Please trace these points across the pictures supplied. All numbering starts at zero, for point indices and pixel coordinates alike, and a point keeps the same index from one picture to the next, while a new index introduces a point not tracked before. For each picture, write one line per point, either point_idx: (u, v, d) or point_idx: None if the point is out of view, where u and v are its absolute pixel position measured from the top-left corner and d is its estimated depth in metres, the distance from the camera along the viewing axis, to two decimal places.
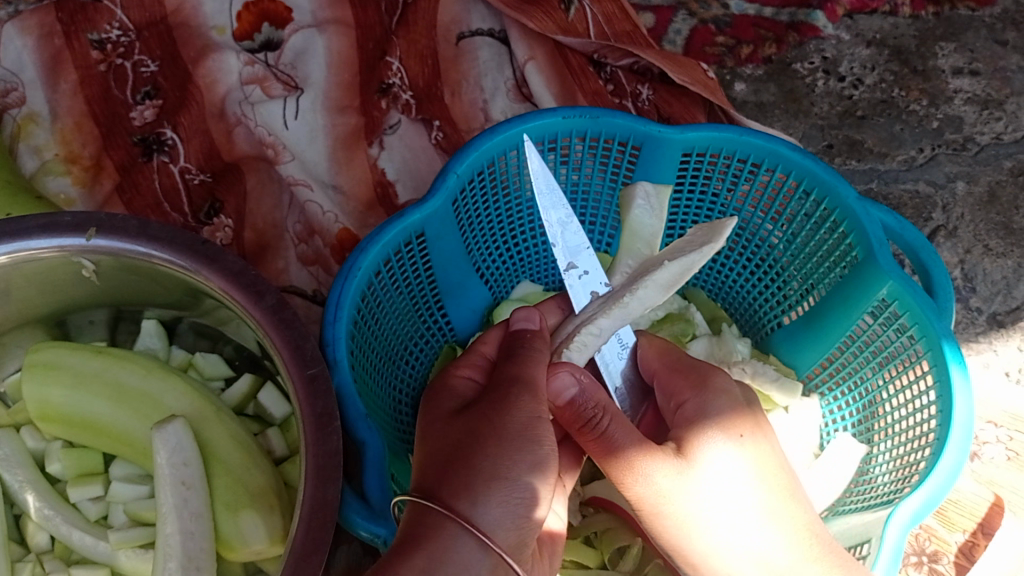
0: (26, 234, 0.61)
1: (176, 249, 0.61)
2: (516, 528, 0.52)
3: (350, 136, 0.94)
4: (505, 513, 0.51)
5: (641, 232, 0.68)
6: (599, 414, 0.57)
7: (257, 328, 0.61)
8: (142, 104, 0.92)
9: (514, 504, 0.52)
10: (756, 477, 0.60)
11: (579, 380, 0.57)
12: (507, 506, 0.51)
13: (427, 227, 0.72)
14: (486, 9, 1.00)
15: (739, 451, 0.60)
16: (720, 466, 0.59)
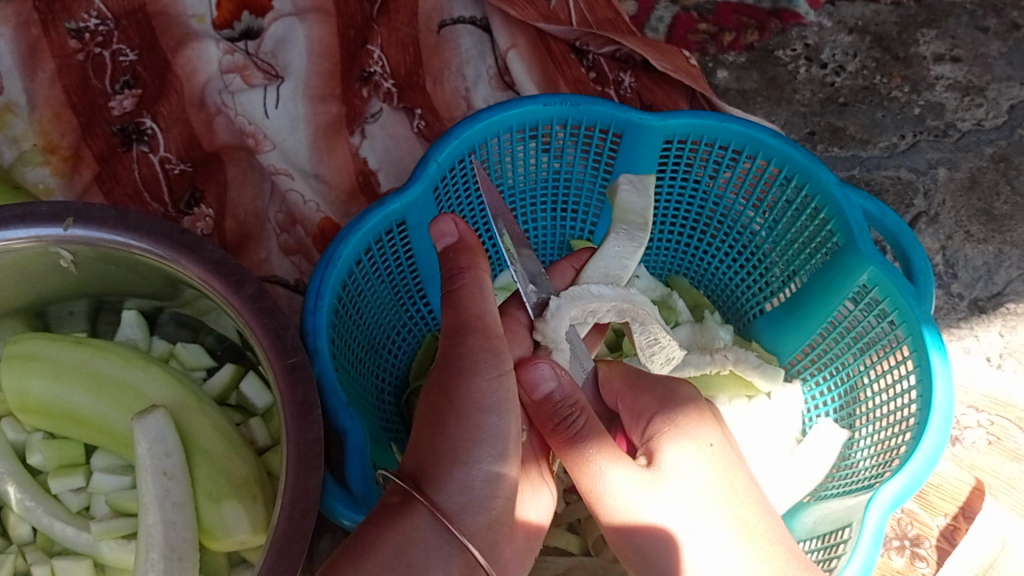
0: (3, 224, 0.61)
1: (154, 238, 0.61)
2: (481, 514, 0.53)
3: (331, 125, 0.93)
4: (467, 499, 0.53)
5: (630, 209, 0.74)
6: (576, 413, 0.56)
7: (237, 317, 0.60)
8: (121, 93, 0.90)
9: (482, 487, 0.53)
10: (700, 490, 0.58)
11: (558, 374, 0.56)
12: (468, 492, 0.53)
13: (408, 215, 0.72)
14: None
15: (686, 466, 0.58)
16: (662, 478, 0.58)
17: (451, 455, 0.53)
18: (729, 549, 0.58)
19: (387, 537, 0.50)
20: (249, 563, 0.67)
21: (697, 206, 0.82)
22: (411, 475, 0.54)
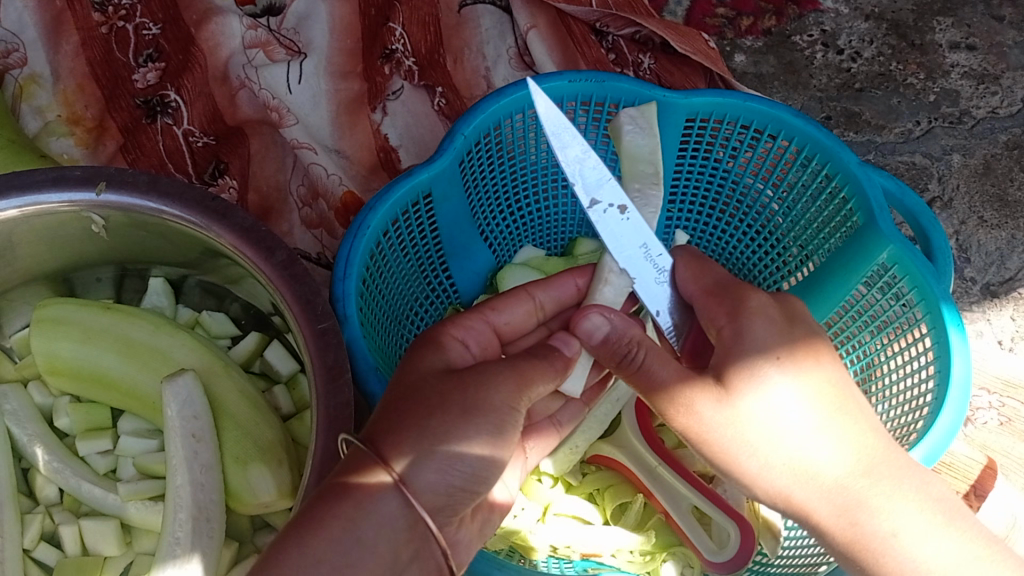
0: (38, 187, 0.62)
1: (186, 204, 0.62)
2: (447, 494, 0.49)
3: (353, 102, 0.95)
4: (440, 479, 0.48)
5: (639, 155, 0.70)
6: (633, 349, 0.55)
7: (267, 284, 0.61)
8: (144, 66, 0.92)
9: (452, 473, 0.49)
10: (805, 412, 0.54)
11: (609, 319, 0.56)
12: (444, 473, 0.48)
13: (435, 187, 0.72)
14: None
15: (786, 394, 0.54)
16: (764, 413, 0.54)
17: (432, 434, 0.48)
18: (832, 451, 0.54)
19: (340, 508, 0.46)
20: (273, 528, 0.69)
21: (717, 185, 0.84)
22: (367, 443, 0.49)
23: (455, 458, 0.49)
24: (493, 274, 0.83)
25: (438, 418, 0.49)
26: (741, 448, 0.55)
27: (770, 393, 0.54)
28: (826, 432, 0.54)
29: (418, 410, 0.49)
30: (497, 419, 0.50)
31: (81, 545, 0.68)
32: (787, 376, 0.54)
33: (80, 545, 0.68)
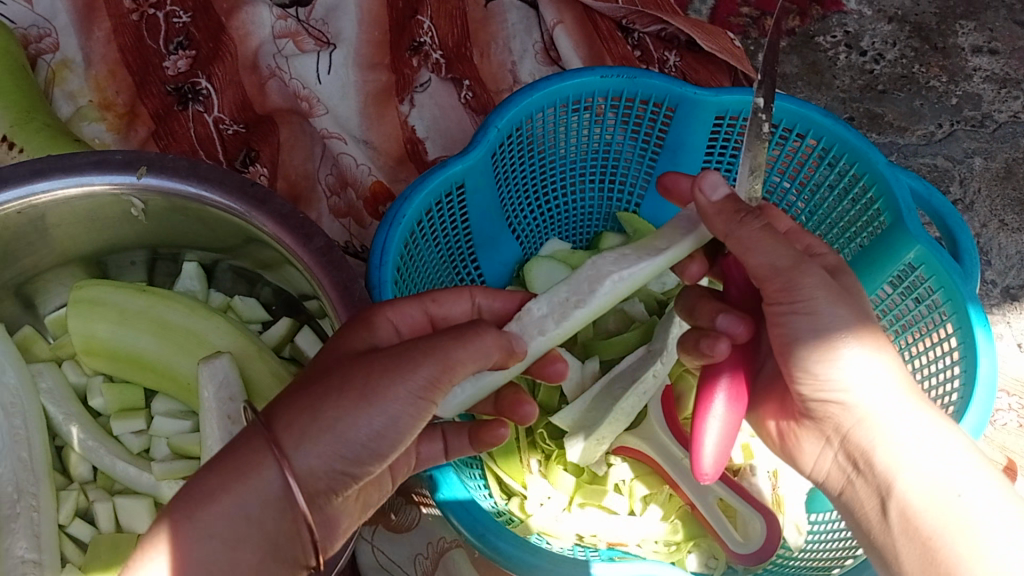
0: (80, 169, 0.63)
1: (225, 189, 0.63)
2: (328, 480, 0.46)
3: (381, 93, 0.96)
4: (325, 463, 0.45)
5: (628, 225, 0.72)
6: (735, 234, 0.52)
7: (304, 270, 0.62)
8: (175, 54, 0.94)
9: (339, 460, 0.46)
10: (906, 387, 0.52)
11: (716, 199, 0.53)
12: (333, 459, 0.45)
13: (468, 179, 0.73)
14: None
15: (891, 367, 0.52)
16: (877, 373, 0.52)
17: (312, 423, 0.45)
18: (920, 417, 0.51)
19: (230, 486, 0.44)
20: None
21: None
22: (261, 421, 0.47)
23: (338, 443, 0.45)
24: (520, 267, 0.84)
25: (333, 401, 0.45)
26: (800, 372, 0.54)
27: (809, 313, 0.52)
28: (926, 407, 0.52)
29: (313, 389, 0.46)
30: (396, 413, 0.46)
31: (115, 522, 0.69)
32: (840, 304, 0.52)
33: (115, 523, 0.69)
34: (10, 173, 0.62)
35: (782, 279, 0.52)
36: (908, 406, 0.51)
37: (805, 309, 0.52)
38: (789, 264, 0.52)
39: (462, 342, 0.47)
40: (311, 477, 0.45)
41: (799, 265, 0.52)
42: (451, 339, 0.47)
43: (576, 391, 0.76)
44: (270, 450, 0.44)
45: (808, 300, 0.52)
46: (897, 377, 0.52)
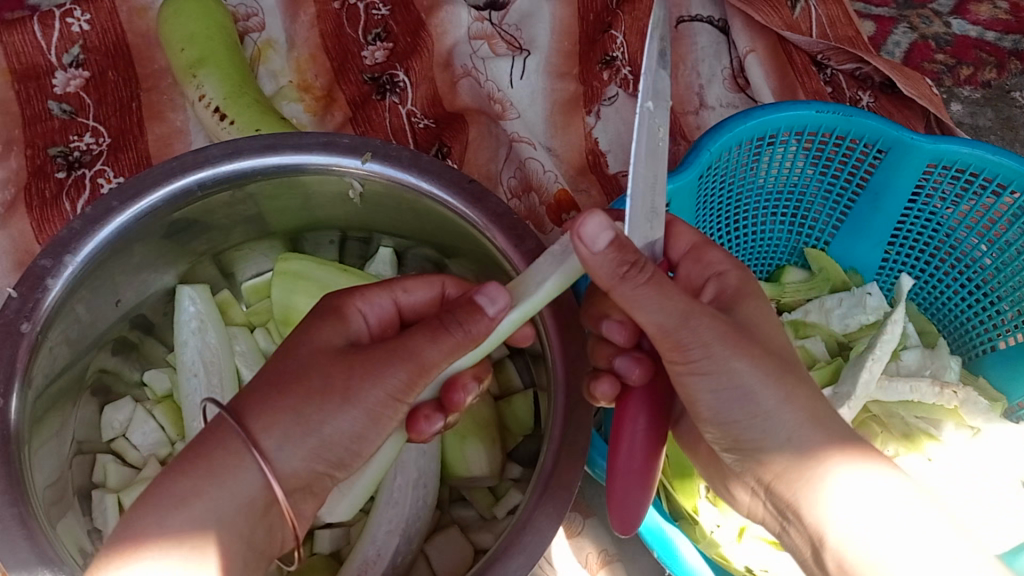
0: (309, 148, 0.65)
1: (444, 183, 0.65)
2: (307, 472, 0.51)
3: (568, 103, 0.98)
4: (309, 458, 0.50)
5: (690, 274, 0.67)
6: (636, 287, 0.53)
7: (512, 269, 0.64)
8: (373, 45, 1.00)
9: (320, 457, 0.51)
10: (896, 487, 0.49)
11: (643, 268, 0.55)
12: (315, 454, 0.50)
13: (677, 199, 0.74)
14: None
15: (874, 473, 0.50)
16: (847, 482, 0.50)
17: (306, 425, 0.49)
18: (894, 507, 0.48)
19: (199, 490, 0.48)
20: (467, 503, 0.72)
21: (933, 237, 0.83)
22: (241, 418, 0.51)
23: (317, 443, 0.50)
24: None
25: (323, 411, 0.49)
26: (720, 428, 0.56)
27: (729, 374, 0.53)
28: (918, 510, 0.48)
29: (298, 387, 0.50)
30: (375, 410, 0.50)
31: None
32: (742, 358, 0.52)
33: None
34: (245, 144, 0.65)
35: (677, 334, 0.52)
36: (816, 460, 0.52)
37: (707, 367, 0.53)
38: (676, 322, 0.51)
39: (435, 342, 0.50)
40: (289, 477, 0.50)
41: (691, 316, 0.51)
42: (426, 341, 0.50)
43: None
44: (250, 451, 0.49)
45: (711, 353, 0.52)
46: (887, 477, 0.50)
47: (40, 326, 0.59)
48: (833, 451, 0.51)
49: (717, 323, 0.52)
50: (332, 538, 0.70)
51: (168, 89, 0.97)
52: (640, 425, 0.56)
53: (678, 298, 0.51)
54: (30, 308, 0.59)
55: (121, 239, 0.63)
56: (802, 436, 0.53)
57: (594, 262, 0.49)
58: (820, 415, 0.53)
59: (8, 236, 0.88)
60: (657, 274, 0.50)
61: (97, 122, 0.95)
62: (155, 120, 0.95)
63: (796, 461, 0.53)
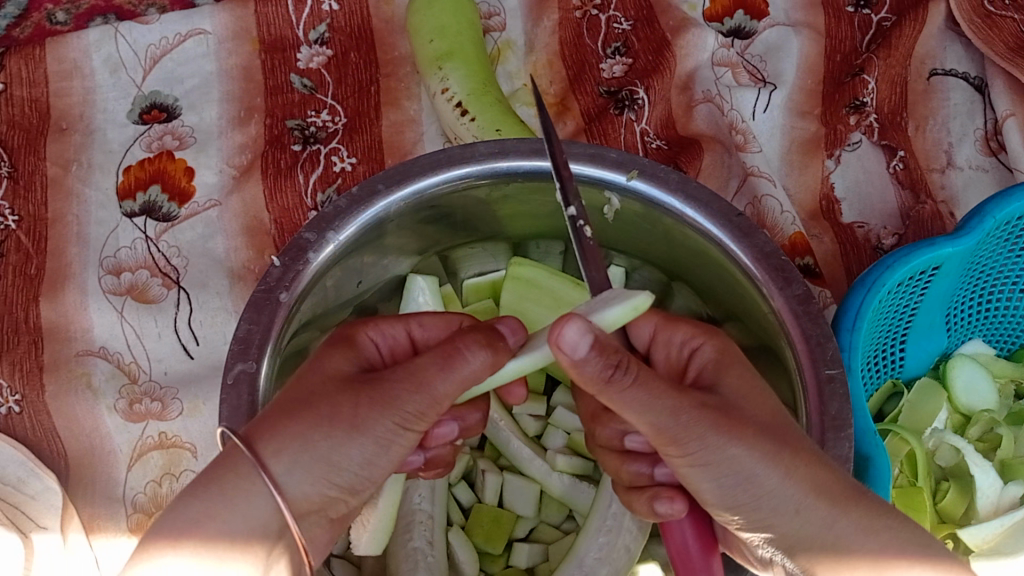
0: (574, 159, 0.65)
1: (711, 213, 0.64)
2: (317, 488, 0.52)
3: (809, 144, 0.95)
4: (311, 477, 0.51)
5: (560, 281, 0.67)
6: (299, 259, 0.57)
7: (772, 311, 0.62)
8: (612, 58, 0.98)
9: (327, 480, 0.52)
10: None
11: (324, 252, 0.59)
12: (315, 472, 0.51)
13: (947, 267, 0.74)
14: (963, 52, 0.97)
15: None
16: None
17: (276, 431, 0.51)
18: None
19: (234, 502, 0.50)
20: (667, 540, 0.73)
21: None
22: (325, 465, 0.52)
23: (330, 472, 0.51)
24: (940, 361, 0.86)
25: (324, 434, 0.51)
26: (735, 512, 0.56)
27: (730, 463, 0.52)
28: None
29: (304, 412, 0.51)
30: (386, 441, 0.52)
31: (498, 496, 0.74)
32: (739, 444, 0.52)
33: (497, 497, 0.74)
34: (512, 145, 0.66)
35: (669, 430, 0.51)
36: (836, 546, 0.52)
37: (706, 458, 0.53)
38: (669, 420, 0.51)
39: (446, 374, 0.52)
40: (301, 499, 0.52)
41: (681, 410, 0.51)
42: (436, 372, 0.52)
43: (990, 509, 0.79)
44: (259, 475, 0.50)
45: (706, 445, 0.52)
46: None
47: (296, 296, 0.61)
48: (844, 522, 0.52)
49: (708, 414, 0.52)
50: (530, 553, 0.72)
51: (407, 76, 0.96)
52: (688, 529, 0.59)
53: (667, 394, 0.51)
54: (290, 279, 0.61)
55: (379, 222, 0.65)
56: (843, 527, 0.52)
57: (578, 368, 0.49)
58: (824, 484, 0.52)
59: (241, 200, 0.91)
60: (643, 374, 0.51)
61: (335, 100, 0.95)
62: (392, 107, 0.95)
63: (810, 529, 0.53)
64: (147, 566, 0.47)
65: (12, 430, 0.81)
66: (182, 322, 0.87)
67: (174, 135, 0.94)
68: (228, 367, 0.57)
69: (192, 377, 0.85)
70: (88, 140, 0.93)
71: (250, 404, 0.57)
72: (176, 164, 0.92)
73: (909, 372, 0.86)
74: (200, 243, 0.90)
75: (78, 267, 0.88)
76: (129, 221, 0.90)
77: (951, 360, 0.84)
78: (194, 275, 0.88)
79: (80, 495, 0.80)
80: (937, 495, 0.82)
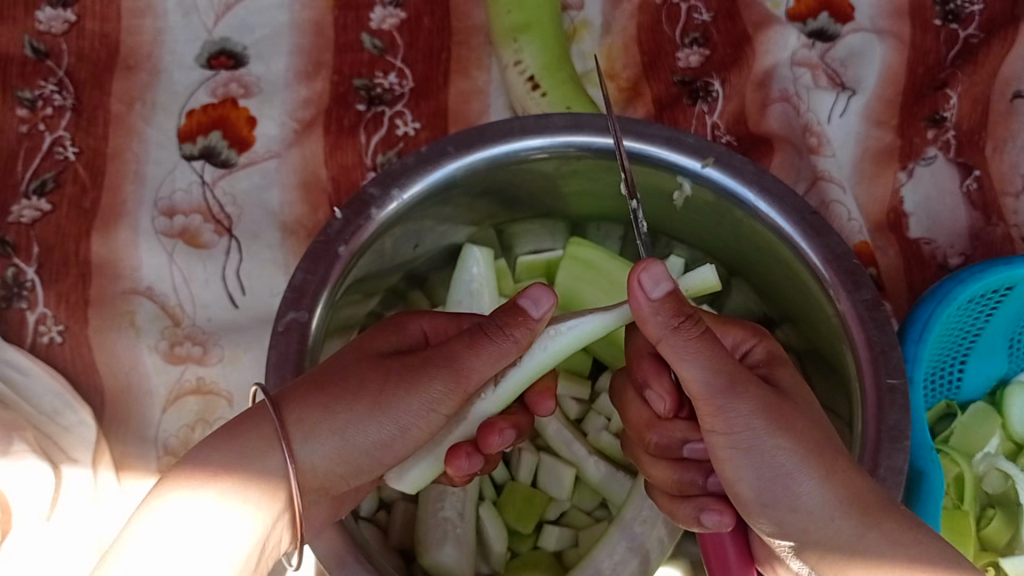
0: (651, 139, 0.65)
1: (784, 208, 0.63)
2: (342, 459, 0.56)
3: (883, 155, 0.92)
4: (333, 450, 0.55)
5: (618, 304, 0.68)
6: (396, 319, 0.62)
7: (838, 314, 0.60)
8: (689, 49, 0.96)
9: (351, 453, 0.56)
10: None
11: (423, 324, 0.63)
12: (340, 448, 0.55)
13: (1020, 283, 0.74)
14: None
15: None
16: None
17: (309, 400, 0.54)
18: None
19: (258, 454, 0.54)
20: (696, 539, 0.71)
21: None
22: (346, 437, 0.55)
23: (342, 443, 0.55)
24: (999, 387, 0.84)
25: (348, 406, 0.55)
26: (767, 513, 0.55)
27: (772, 454, 0.52)
28: None
29: (333, 384, 0.55)
30: (407, 419, 0.55)
31: (533, 475, 0.73)
32: (784, 435, 0.52)
33: (531, 476, 0.73)
34: (587, 120, 0.65)
35: (720, 397, 0.51)
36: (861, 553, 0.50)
37: (748, 443, 0.52)
38: (722, 385, 0.51)
39: (473, 352, 0.55)
40: (312, 473, 0.55)
41: (737, 380, 0.51)
42: (465, 349, 0.55)
43: None
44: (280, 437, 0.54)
45: (753, 427, 0.52)
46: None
47: (354, 251, 0.61)
48: (871, 534, 0.50)
49: (760, 395, 0.52)
50: (559, 537, 0.72)
51: (478, 46, 0.94)
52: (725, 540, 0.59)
53: (726, 360, 0.51)
54: (350, 233, 0.61)
55: (444, 184, 0.65)
56: (872, 541, 0.50)
57: (648, 311, 0.51)
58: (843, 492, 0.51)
59: (301, 154, 0.90)
60: (708, 336, 0.51)
61: (404, 64, 0.93)
62: (460, 75, 0.93)
63: (839, 539, 0.51)
64: (169, 494, 0.52)
65: (53, 359, 0.81)
66: (230, 270, 0.86)
67: (240, 83, 0.93)
68: (279, 314, 0.58)
69: (236, 327, 0.84)
70: (154, 80, 0.92)
71: (299, 352, 0.58)
72: (240, 112, 0.92)
73: (966, 393, 0.84)
74: (256, 193, 0.89)
75: (132, 205, 0.87)
76: (188, 163, 0.89)
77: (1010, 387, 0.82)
78: (247, 225, 0.88)
79: (114, 433, 0.80)
80: (980, 522, 0.80)
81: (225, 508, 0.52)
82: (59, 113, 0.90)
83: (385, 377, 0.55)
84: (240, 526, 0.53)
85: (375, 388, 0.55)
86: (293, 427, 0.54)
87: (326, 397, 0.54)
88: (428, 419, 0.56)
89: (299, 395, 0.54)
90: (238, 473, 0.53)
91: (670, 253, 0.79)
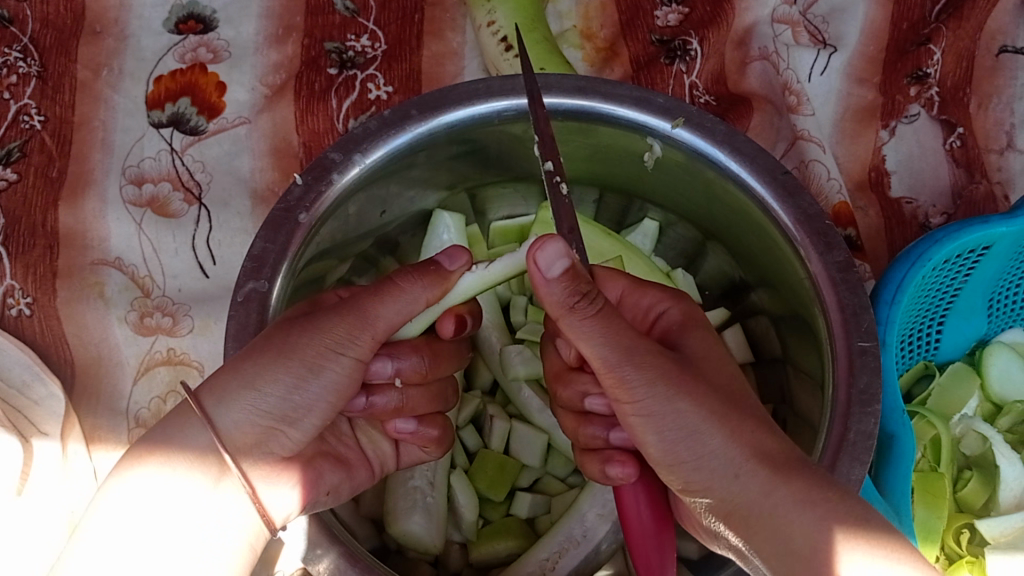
0: (620, 100, 0.63)
1: (756, 170, 0.61)
2: (258, 427, 0.54)
3: (865, 113, 0.90)
4: (245, 416, 0.53)
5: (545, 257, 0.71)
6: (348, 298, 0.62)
7: (810, 277, 0.59)
8: (668, 7, 0.94)
9: (260, 412, 0.54)
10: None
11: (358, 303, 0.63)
12: (250, 412, 0.53)
13: (996, 243, 0.73)
14: None
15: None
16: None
17: (236, 373, 0.53)
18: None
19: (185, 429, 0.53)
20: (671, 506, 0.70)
21: None
22: (264, 399, 0.53)
23: (254, 397, 0.53)
24: (978, 347, 0.83)
25: (254, 359, 0.52)
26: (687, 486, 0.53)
27: (684, 434, 0.51)
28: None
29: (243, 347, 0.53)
30: (314, 363, 0.54)
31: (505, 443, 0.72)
32: (686, 399, 0.51)
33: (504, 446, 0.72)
34: (555, 81, 0.64)
35: (620, 369, 0.51)
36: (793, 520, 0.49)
37: (652, 408, 0.51)
38: (619, 356, 0.50)
39: (382, 299, 0.55)
40: (234, 435, 0.53)
41: (635, 351, 0.51)
42: (372, 296, 0.55)
43: (1012, 502, 0.76)
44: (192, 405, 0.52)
45: (656, 394, 0.51)
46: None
47: (316, 218, 0.60)
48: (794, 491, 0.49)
49: (659, 363, 0.51)
50: (531, 504, 0.71)
51: (453, 7, 0.92)
52: (643, 501, 0.55)
53: (624, 331, 0.51)
54: (310, 200, 0.60)
55: (408, 148, 0.64)
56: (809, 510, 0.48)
57: (544, 286, 0.50)
58: (795, 464, 0.50)
59: (271, 120, 0.88)
60: (605, 308, 0.51)
61: (377, 26, 0.91)
62: (434, 37, 0.91)
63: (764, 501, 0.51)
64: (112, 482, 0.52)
65: (21, 333, 0.80)
66: (200, 239, 0.85)
67: (208, 47, 0.91)
68: (238, 284, 0.57)
69: (206, 297, 0.83)
70: (121, 45, 0.90)
71: (259, 322, 0.57)
72: (208, 77, 0.90)
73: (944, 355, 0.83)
74: (226, 160, 0.88)
75: (100, 174, 0.86)
76: (156, 131, 0.88)
77: (987, 347, 0.81)
78: (217, 193, 0.86)
79: (84, 405, 0.79)
80: (957, 483, 0.80)
81: (161, 484, 0.52)
82: (24, 81, 0.87)
83: (289, 328, 0.53)
84: (186, 497, 0.52)
85: (280, 339, 0.53)
86: (213, 404, 0.52)
87: (240, 364, 0.53)
88: (342, 365, 0.55)
89: (215, 372, 0.53)
90: (168, 446, 0.53)
91: (644, 217, 0.78)
